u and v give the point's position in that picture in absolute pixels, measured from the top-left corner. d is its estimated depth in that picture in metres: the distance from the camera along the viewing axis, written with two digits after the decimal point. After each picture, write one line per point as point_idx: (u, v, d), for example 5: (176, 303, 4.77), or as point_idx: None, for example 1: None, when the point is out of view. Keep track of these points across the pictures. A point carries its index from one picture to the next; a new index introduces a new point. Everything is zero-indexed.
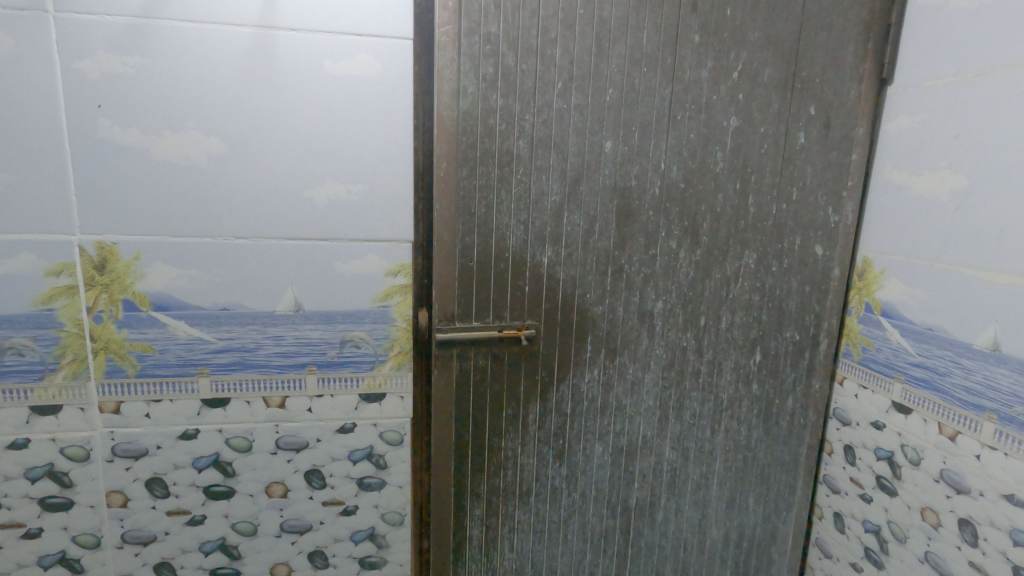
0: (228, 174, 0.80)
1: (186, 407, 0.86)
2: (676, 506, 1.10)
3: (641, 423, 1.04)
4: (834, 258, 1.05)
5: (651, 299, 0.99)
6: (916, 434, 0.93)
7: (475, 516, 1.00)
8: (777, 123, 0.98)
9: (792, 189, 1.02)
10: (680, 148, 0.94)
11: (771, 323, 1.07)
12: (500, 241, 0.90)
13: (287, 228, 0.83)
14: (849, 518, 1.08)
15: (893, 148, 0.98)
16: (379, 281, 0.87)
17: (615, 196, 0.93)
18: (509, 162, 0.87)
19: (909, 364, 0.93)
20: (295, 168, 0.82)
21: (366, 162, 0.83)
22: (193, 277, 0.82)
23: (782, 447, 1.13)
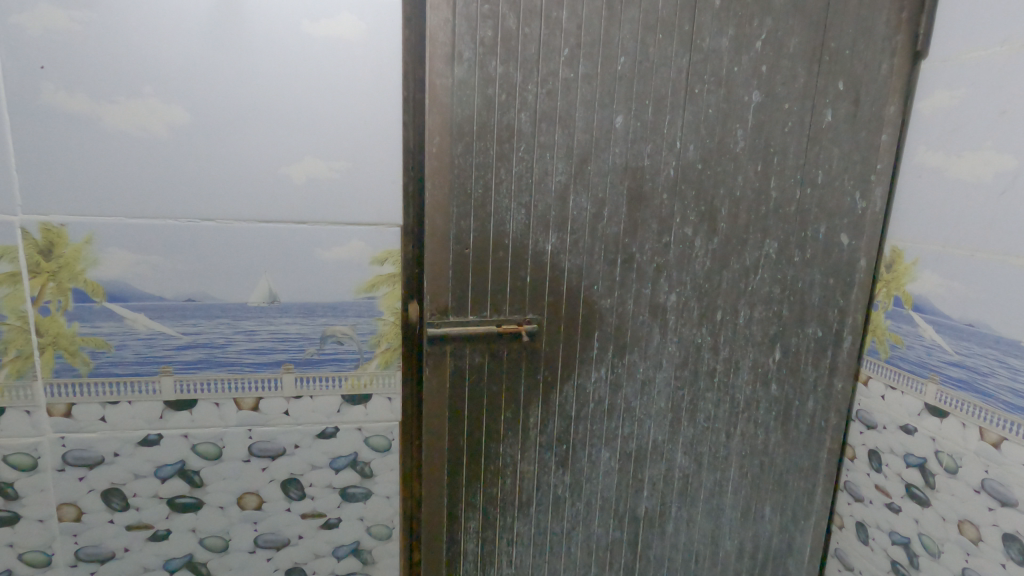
0: (192, 148, 0.71)
1: (147, 410, 0.77)
2: (687, 516, 1.01)
3: (651, 426, 0.95)
4: (859, 248, 0.97)
5: (664, 291, 0.90)
6: (954, 440, 0.85)
7: (471, 528, 0.91)
8: (803, 99, 0.89)
9: (817, 173, 0.93)
10: (697, 125, 0.86)
11: (792, 319, 0.98)
12: (499, 226, 0.81)
13: (261, 211, 0.74)
14: (874, 528, 1.00)
15: (927, 127, 0.90)
16: (364, 269, 0.78)
17: (625, 176, 0.84)
18: (509, 137, 0.79)
19: (945, 363, 0.86)
20: (269, 143, 0.72)
21: (349, 136, 0.74)
22: (154, 265, 0.73)
23: (801, 451, 1.05)
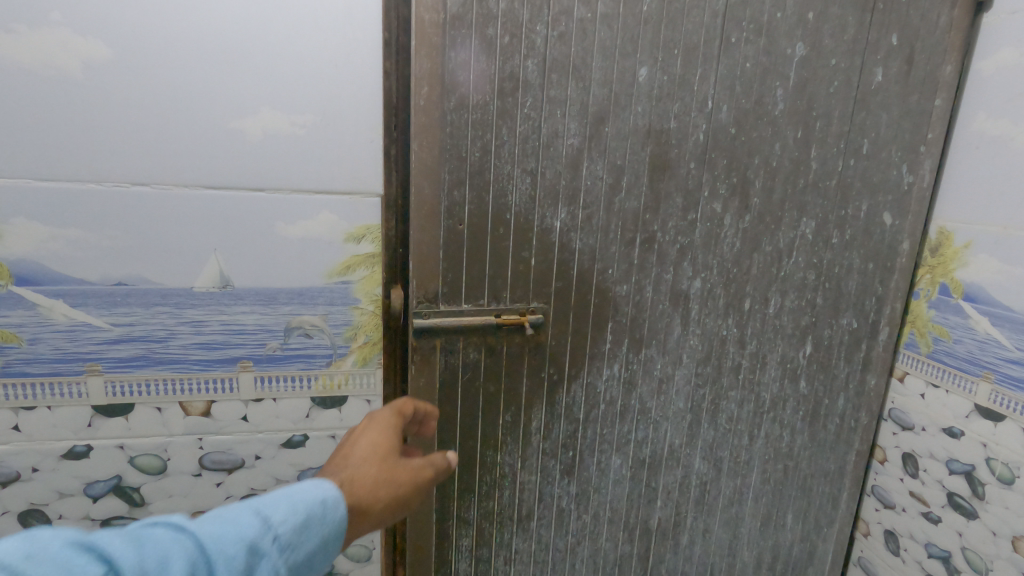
0: (117, 92, 0.56)
1: (73, 416, 0.63)
2: (704, 526, 0.91)
3: (668, 430, 0.84)
4: (903, 229, 0.86)
5: (687, 277, 0.79)
6: (1010, 447, 0.76)
7: (463, 546, 0.80)
8: (852, 54, 0.77)
9: (862, 141, 0.81)
10: (732, 81, 0.73)
11: (827, 308, 0.87)
12: (499, 198, 0.68)
13: (207, 174, 0.60)
14: (906, 539, 0.91)
15: (989, 89, 0.78)
16: (336, 248, 0.65)
17: (648, 141, 0.71)
18: (512, 90, 0.65)
19: (1002, 360, 0.75)
20: (216, 88, 0.58)
21: (316, 84, 0.60)
22: (73, 240, 0.59)
23: (828, 454, 0.95)
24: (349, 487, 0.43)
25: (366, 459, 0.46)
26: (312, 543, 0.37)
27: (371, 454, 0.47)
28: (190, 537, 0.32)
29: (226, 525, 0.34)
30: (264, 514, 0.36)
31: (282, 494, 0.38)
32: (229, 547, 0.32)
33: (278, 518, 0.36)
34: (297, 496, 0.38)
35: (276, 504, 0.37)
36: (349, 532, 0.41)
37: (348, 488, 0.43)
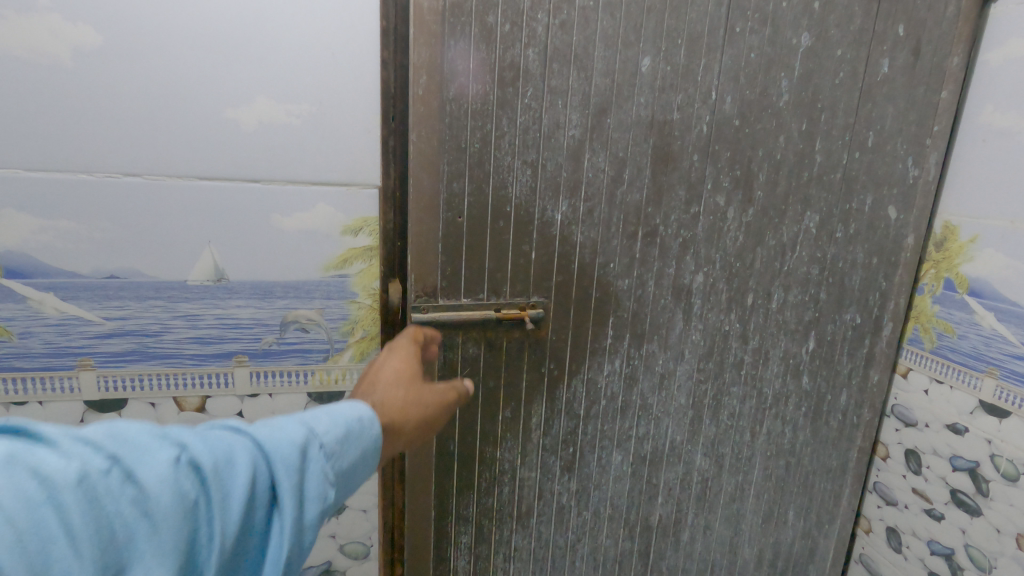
0: (107, 80, 0.55)
1: (65, 412, 0.62)
2: (704, 523, 0.91)
3: (669, 426, 0.83)
4: (908, 223, 0.85)
5: (689, 271, 0.77)
6: (1016, 444, 0.75)
7: (463, 543, 0.79)
8: (858, 44, 0.75)
9: (867, 134, 0.80)
10: (736, 72, 0.72)
11: (830, 303, 0.86)
12: (499, 190, 0.67)
13: (201, 165, 0.59)
14: (908, 536, 0.90)
15: (996, 81, 0.76)
16: (333, 241, 0.64)
17: (650, 133, 0.70)
18: (513, 80, 0.64)
19: (1007, 356, 0.74)
20: (209, 76, 0.57)
21: (312, 72, 0.59)
22: (64, 232, 0.57)
23: (830, 451, 0.94)
24: (381, 407, 0.46)
25: (393, 382, 0.50)
26: (352, 455, 0.39)
27: (398, 378, 0.51)
28: (243, 439, 0.35)
29: (273, 433, 0.36)
30: (310, 424, 0.38)
31: (325, 411, 0.41)
32: (274, 454, 0.35)
33: (320, 428, 0.38)
34: (338, 413, 0.41)
35: (317, 417, 0.39)
36: (385, 447, 0.45)
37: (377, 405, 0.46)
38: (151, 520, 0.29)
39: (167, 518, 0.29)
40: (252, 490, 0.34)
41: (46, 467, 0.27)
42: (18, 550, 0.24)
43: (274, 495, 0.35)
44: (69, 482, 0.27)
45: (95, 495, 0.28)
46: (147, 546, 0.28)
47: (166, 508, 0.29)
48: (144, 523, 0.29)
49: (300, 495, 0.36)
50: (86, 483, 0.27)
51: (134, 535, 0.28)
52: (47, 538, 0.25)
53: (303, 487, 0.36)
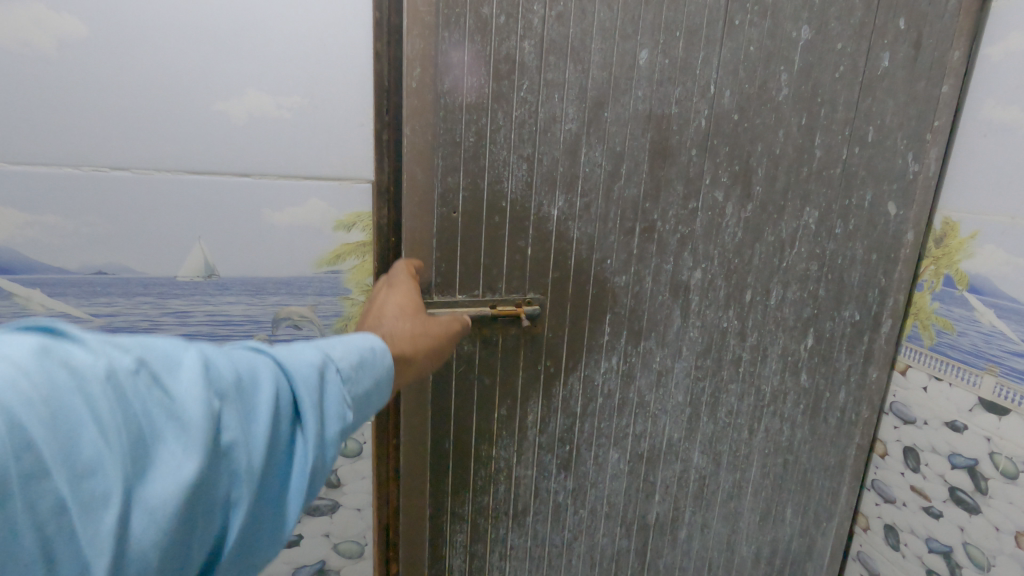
0: (94, 72, 0.53)
1: None
2: (702, 521, 0.90)
3: (667, 424, 0.83)
4: (907, 219, 0.84)
5: (687, 267, 0.77)
6: (1015, 441, 0.74)
7: (458, 542, 0.79)
8: (859, 37, 0.74)
9: (868, 129, 0.79)
10: (735, 66, 0.71)
11: (829, 300, 0.85)
12: (494, 185, 0.66)
13: (190, 158, 0.58)
14: (906, 533, 0.90)
15: (997, 75, 0.75)
16: (326, 237, 0.63)
17: (648, 127, 0.69)
18: (508, 73, 0.63)
19: (1007, 353, 0.74)
20: (198, 67, 0.55)
21: (303, 64, 0.58)
22: (50, 227, 0.56)
23: (829, 448, 0.93)
24: (392, 337, 0.44)
25: (397, 318, 0.48)
26: (369, 382, 0.37)
27: (400, 315, 0.49)
28: (266, 358, 0.32)
29: (297, 355, 0.34)
30: (326, 349, 0.35)
31: (339, 340, 0.38)
32: (301, 373, 0.33)
33: (336, 352, 0.36)
34: (351, 341, 0.38)
35: (329, 343, 0.37)
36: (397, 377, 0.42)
37: (389, 336, 0.44)
38: (180, 420, 0.26)
39: (198, 421, 0.26)
40: (277, 408, 0.31)
41: (71, 359, 0.24)
42: (46, 431, 0.22)
43: (299, 416, 0.32)
44: (95, 374, 0.24)
45: (123, 391, 0.25)
46: (177, 449, 0.25)
47: (197, 410, 0.27)
48: (173, 424, 0.26)
49: (327, 418, 0.33)
50: (113, 378, 0.25)
51: (162, 436, 0.25)
52: (72, 425, 0.23)
53: (332, 410, 0.33)
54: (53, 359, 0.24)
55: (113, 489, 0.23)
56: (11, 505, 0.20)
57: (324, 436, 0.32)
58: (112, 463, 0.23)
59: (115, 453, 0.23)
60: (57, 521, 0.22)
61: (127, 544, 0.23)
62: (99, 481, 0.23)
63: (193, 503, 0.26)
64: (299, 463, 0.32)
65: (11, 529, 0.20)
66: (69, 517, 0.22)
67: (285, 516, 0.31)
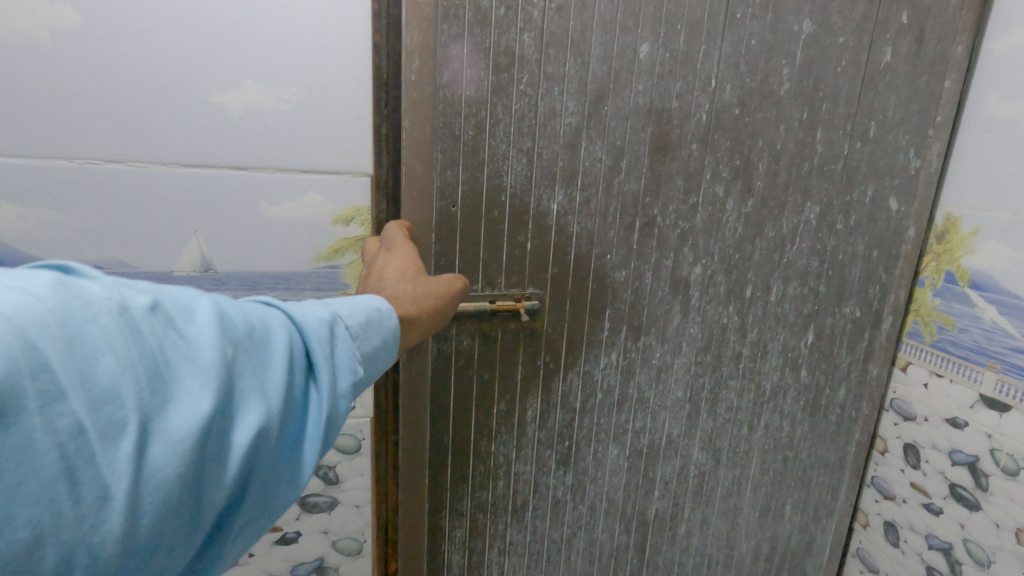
0: (88, 63, 0.53)
1: None
2: (701, 517, 0.90)
3: (666, 420, 0.83)
4: (909, 215, 0.83)
5: (688, 263, 0.76)
6: (1015, 438, 0.74)
7: (457, 538, 0.78)
8: (861, 31, 0.74)
9: (870, 124, 0.78)
10: (736, 60, 0.70)
11: (829, 296, 0.85)
12: (493, 179, 0.65)
13: (187, 151, 0.57)
14: (905, 530, 0.90)
15: (1000, 70, 0.75)
16: (324, 231, 0.63)
17: (649, 121, 0.69)
18: (508, 65, 0.62)
19: (1008, 349, 0.73)
20: (194, 58, 0.55)
21: (300, 56, 0.57)
22: (45, 220, 0.56)
23: (828, 444, 0.93)
24: (398, 300, 0.45)
25: (402, 276, 0.49)
26: (377, 341, 0.37)
27: (404, 273, 0.50)
28: (278, 311, 0.33)
29: (309, 309, 0.34)
30: (335, 307, 0.36)
31: (347, 300, 0.39)
32: (313, 326, 0.33)
33: (344, 310, 0.36)
34: (358, 301, 0.39)
35: (337, 302, 0.37)
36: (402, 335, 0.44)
37: (395, 299, 0.45)
38: (193, 358, 0.27)
39: (211, 360, 0.27)
40: (290, 358, 0.32)
41: (87, 292, 0.25)
42: (63, 355, 0.23)
43: (310, 368, 0.33)
44: (109, 308, 0.25)
45: (138, 326, 0.26)
46: (191, 384, 0.26)
47: (210, 349, 0.27)
48: (186, 362, 0.27)
49: (338, 371, 0.34)
50: (129, 314, 0.26)
51: (176, 372, 0.26)
52: (90, 353, 0.24)
53: (342, 364, 0.34)
54: (73, 291, 0.25)
55: (128, 418, 0.24)
56: (30, 421, 0.21)
57: (335, 387, 0.33)
58: (127, 392, 0.24)
59: (130, 383, 0.24)
60: (75, 442, 0.22)
61: (142, 471, 0.24)
62: (115, 407, 0.24)
63: (207, 438, 0.27)
64: (312, 412, 0.32)
65: (30, 444, 0.21)
66: (85, 439, 0.23)
67: (301, 462, 0.32)
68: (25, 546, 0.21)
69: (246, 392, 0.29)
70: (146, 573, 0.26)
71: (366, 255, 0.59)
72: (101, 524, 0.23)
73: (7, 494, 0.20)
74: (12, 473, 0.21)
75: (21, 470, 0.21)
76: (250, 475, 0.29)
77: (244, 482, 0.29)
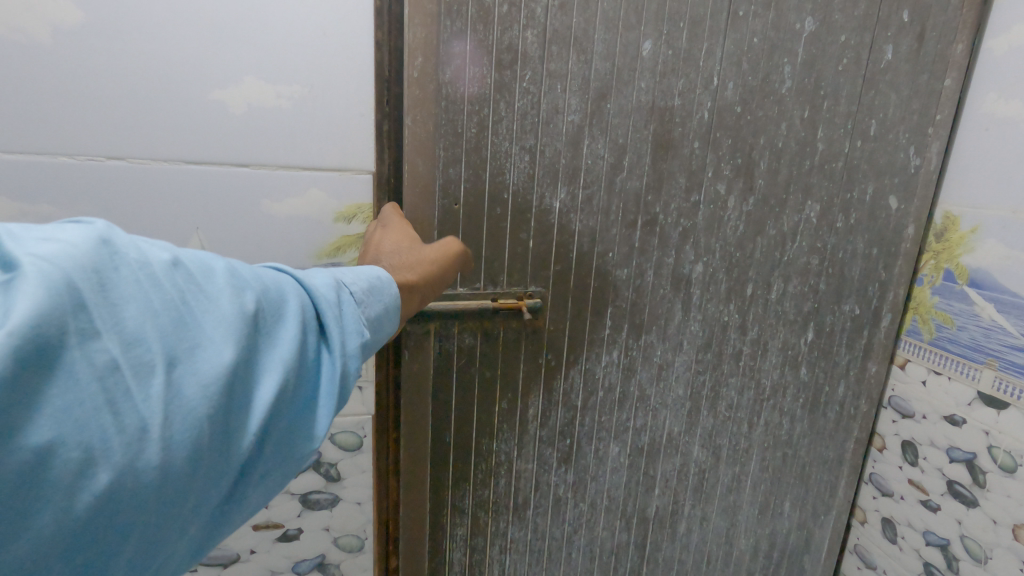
0: (88, 58, 0.52)
1: None
2: (701, 514, 0.90)
3: (667, 417, 0.83)
4: (908, 214, 0.84)
5: (689, 261, 0.76)
6: (1014, 435, 0.74)
7: (458, 536, 0.78)
8: (862, 29, 0.74)
9: (870, 122, 0.79)
10: (739, 57, 0.70)
11: (829, 294, 0.85)
12: (495, 176, 0.65)
13: (188, 148, 0.57)
14: (903, 526, 0.90)
15: (1000, 69, 0.75)
16: (325, 229, 0.63)
17: (651, 119, 0.69)
18: (511, 62, 0.62)
19: (1007, 347, 0.74)
20: (194, 54, 0.54)
21: (302, 53, 0.57)
22: (45, 217, 0.55)
23: (827, 442, 0.93)
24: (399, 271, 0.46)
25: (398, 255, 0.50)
26: (382, 307, 0.37)
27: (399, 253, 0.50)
28: (288, 276, 0.34)
29: (316, 275, 0.35)
30: (340, 275, 0.36)
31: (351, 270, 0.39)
32: (321, 289, 0.34)
33: (349, 277, 0.37)
34: (362, 271, 0.39)
35: (341, 271, 0.38)
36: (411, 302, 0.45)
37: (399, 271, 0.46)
38: (212, 309, 0.28)
39: (228, 311, 0.28)
40: (302, 319, 0.32)
41: (110, 243, 0.26)
42: (92, 296, 0.23)
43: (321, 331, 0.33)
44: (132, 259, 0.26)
45: (159, 276, 0.26)
46: (212, 332, 0.27)
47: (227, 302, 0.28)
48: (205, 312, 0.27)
49: (349, 332, 0.34)
50: (150, 265, 0.26)
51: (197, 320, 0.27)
52: (118, 295, 0.24)
53: (352, 327, 0.34)
54: (98, 240, 0.25)
55: (156, 357, 0.24)
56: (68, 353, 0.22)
57: (347, 347, 0.33)
58: (153, 333, 0.25)
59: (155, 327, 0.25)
60: (108, 379, 0.23)
61: (171, 412, 0.25)
62: (143, 349, 0.24)
63: (229, 385, 0.27)
64: (325, 372, 0.33)
65: (71, 375, 0.22)
66: (120, 374, 0.23)
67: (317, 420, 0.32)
68: (71, 472, 0.21)
69: (261, 348, 0.30)
70: (180, 515, 0.26)
71: (364, 241, 0.58)
72: (142, 457, 0.23)
73: (46, 421, 0.21)
74: (55, 399, 0.21)
75: (59, 400, 0.22)
76: (270, 427, 0.30)
77: (264, 435, 0.30)
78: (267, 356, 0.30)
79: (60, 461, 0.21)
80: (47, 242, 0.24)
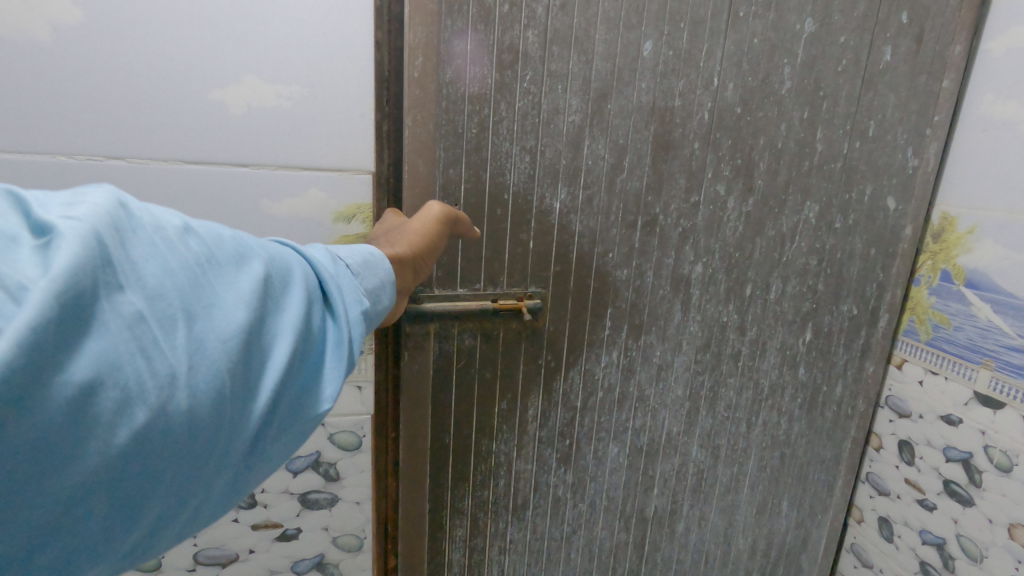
0: (87, 57, 0.52)
1: None
2: (700, 514, 0.90)
3: (666, 418, 0.83)
4: (906, 214, 0.84)
5: (689, 261, 0.76)
6: (1009, 435, 0.75)
7: (457, 537, 0.78)
8: (862, 30, 0.74)
9: (869, 124, 0.79)
10: (739, 58, 0.70)
11: (827, 295, 0.85)
12: (496, 177, 0.65)
13: (187, 148, 0.56)
14: (899, 525, 0.91)
15: (997, 71, 0.75)
16: (325, 229, 0.62)
17: (652, 119, 0.69)
18: (511, 62, 0.62)
19: (1003, 347, 0.74)
20: (193, 53, 0.54)
21: (302, 52, 0.56)
22: None
23: (825, 441, 0.94)
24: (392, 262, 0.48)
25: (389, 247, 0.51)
26: (377, 281, 0.39)
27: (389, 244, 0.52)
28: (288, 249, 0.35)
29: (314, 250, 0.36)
30: (335, 251, 0.38)
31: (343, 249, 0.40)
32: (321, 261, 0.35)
33: (344, 253, 0.38)
34: (354, 249, 0.41)
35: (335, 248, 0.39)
36: None
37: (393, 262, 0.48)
38: (226, 274, 0.29)
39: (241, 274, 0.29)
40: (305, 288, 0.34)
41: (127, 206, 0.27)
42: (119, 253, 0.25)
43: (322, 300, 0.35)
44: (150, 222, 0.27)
45: (175, 239, 0.27)
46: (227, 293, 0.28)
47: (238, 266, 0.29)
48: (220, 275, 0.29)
49: (350, 301, 0.36)
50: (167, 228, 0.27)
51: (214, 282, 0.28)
52: (141, 254, 0.26)
53: (351, 297, 0.36)
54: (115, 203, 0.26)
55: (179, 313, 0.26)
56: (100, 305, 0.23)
57: (349, 314, 0.35)
58: (176, 290, 0.26)
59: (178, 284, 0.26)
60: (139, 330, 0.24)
61: (194, 365, 0.26)
62: (168, 304, 0.26)
63: (245, 343, 0.29)
64: (329, 338, 0.34)
65: (104, 324, 0.23)
66: (148, 326, 0.25)
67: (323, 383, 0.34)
68: (108, 415, 0.23)
69: (271, 312, 0.31)
70: (202, 467, 0.27)
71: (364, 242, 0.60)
72: (171, 402, 0.25)
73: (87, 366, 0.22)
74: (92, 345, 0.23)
75: (97, 347, 0.23)
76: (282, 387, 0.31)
77: (276, 395, 0.31)
78: (277, 320, 0.31)
79: (98, 403, 0.22)
80: (72, 205, 0.25)
